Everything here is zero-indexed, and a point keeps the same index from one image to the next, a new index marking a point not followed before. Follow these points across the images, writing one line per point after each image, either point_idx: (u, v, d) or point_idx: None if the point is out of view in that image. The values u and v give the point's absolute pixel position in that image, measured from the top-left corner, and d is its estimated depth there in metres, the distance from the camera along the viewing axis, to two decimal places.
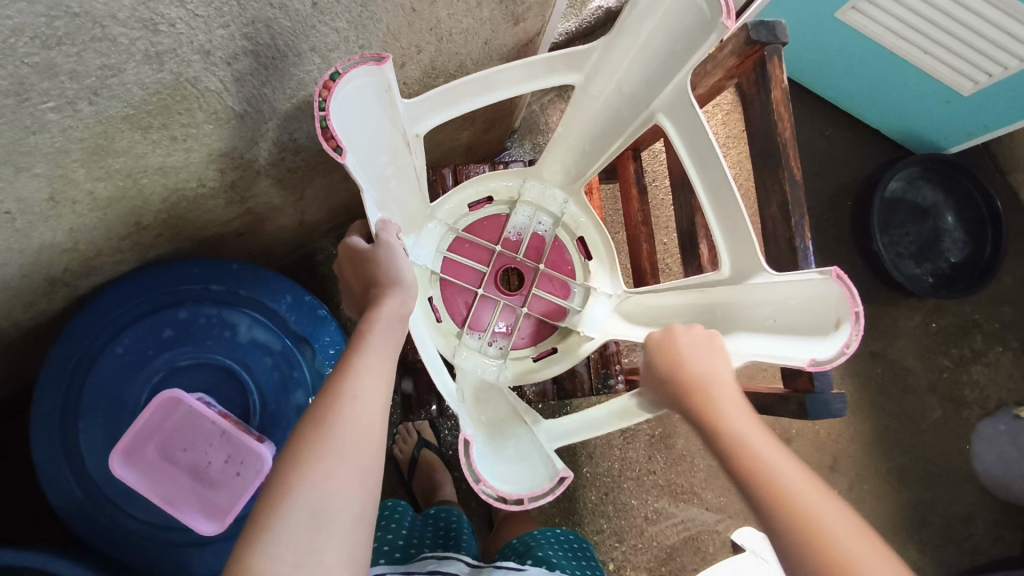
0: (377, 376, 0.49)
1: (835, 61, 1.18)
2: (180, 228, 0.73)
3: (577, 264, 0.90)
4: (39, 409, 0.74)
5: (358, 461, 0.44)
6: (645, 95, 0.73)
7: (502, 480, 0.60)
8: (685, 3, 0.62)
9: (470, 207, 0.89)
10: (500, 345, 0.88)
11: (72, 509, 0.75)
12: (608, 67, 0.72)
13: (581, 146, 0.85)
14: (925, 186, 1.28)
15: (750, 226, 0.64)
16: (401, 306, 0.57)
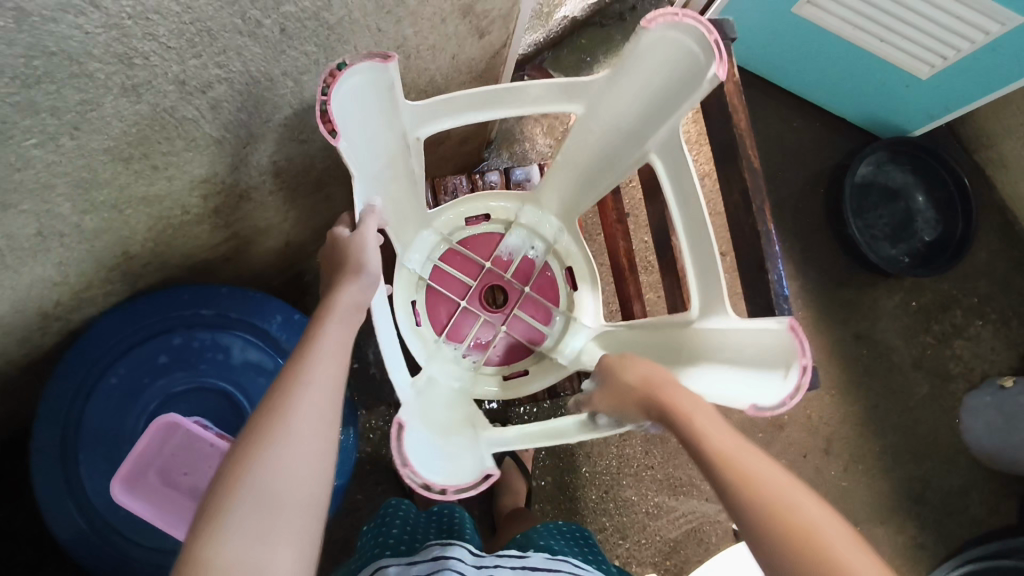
0: (336, 356, 0.52)
1: (798, 54, 1.22)
2: (167, 256, 0.74)
3: (564, 296, 0.92)
4: (38, 443, 0.76)
5: (312, 438, 0.46)
6: (641, 131, 0.76)
7: (433, 471, 0.62)
8: (682, 49, 0.65)
9: (464, 221, 0.91)
10: (475, 359, 0.89)
11: (77, 540, 0.76)
12: (607, 101, 0.74)
13: (575, 173, 0.87)
14: (893, 169, 1.31)
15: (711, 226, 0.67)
16: (362, 293, 0.59)
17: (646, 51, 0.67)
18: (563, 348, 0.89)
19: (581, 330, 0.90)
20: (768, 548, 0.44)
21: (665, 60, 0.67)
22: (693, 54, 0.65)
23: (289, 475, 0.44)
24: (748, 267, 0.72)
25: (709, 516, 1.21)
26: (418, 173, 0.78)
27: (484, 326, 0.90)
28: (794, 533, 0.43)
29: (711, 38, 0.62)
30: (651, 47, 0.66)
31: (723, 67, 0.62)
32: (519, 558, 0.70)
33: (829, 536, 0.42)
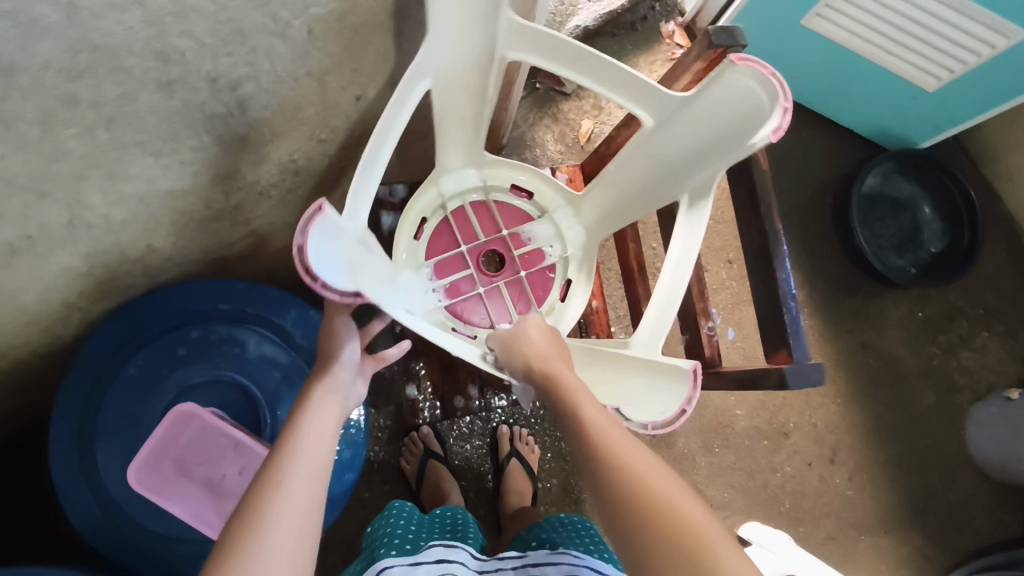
0: (319, 449, 0.55)
1: (805, 65, 1.23)
2: (188, 251, 0.76)
3: (549, 303, 0.84)
4: (55, 432, 0.77)
5: (290, 530, 0.48)
6: (685, 169, 0.69)
7: (324, 265, 0.51)
8: (747, 95, 0.59)
9: (510, 184, 0.86)
10: (438, 300, 0.81)
11: (92, 528, 0.77)
12: (669, 127, 0.68)
13: (608, 186, 0.82)
14: (901, 180, 1.33)
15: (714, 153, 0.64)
16: (342, 381, 0.62)
17: (719, 89, 0.61)
18: None
19: None
20: (624, 510, 0.46)
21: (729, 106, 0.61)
22: (758, 113, 0.59)
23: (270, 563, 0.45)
24: (754, 263, 0.71)
25: None
26: (490, 99, 0.74)
27: (466, 279, 0.83)
28: (652, 500, 0.46)
29: (783, 107, 0.56)
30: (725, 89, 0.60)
31: (775, 137, 0.57)
32: (519, 557, 0.71)
33: (668, 494, 0.46)
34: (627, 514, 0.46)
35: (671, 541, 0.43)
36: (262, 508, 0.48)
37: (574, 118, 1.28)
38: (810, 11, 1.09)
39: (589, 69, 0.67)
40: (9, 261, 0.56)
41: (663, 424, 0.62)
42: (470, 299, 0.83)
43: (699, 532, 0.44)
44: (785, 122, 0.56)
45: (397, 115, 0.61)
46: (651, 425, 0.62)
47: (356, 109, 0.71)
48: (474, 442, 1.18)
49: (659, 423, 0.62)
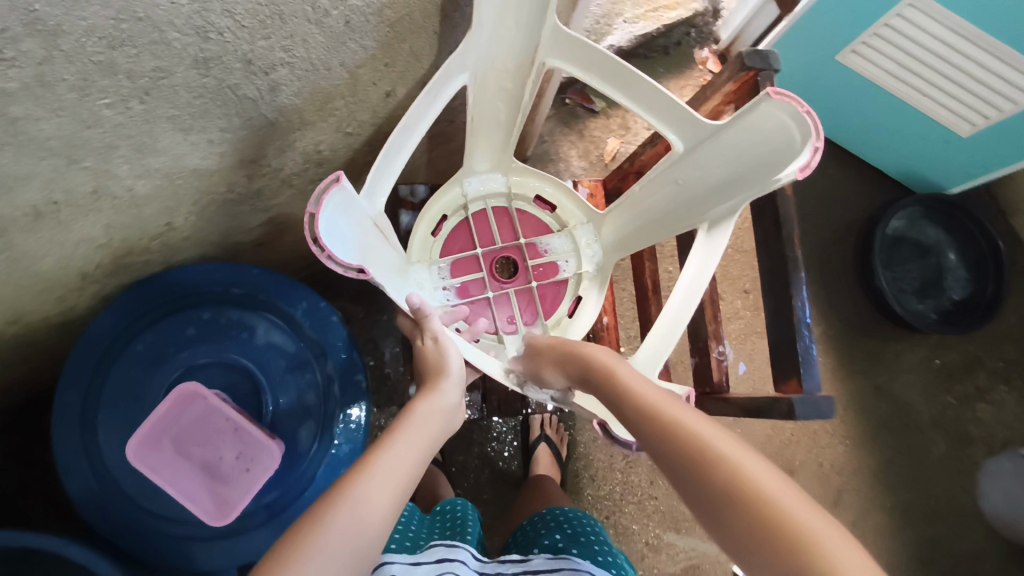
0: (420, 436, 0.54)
1: (838, 101, 1.22)
2: (207, 232, 0.77)
3: (556, 317, 0.84)
4: (60, 400, 0.76)
5: (380, 498, 0.46)
6: (707, 200, 0.66)
7: (334, 238, 0.50)
8: (781, 128, 0.56)
9: (535, 194, 0.86)
10: (447, 298, 0.81)
11: (86, 500, 0.76)
12: (697, 155, 0.65)
13: (627, 210, 0.79)
14: (926, 225, 1.30)
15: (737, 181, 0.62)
16: (450, 399, 0.61)
17: (753, 120, 0.58)
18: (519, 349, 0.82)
19: None
20: (706, 497, 0.39)
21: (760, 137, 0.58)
22: (788, 151, 0.56)
23: (351, 518, 0.43)
24: (773, 292, 0.69)
25: (710, 555, 1.19)
26: (525, 107, 0.75)
27: (477, 281, 0.83)
28: (726, 482, 0.38)
29: (814, 146, 0.53)
30: (760, 123, 0.58)
31: (802, 175, 0.53)
32: (521, 562, 0.71)
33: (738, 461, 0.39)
34: (711, 500, 0.38)
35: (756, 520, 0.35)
36: (363, 474, 0.47)
37: (600, 136, 1.28)
38: (846, 47, 1.09)
39: (627, 85, 0.66)
40: (34, 225, 0.56)
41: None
42: (479, 302, 0.83)
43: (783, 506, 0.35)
44: (815, 161, 0.53)
45: (427, 109, 0.62)
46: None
47: (385, 105, 0.72)
48: (472, 447, 1.16)
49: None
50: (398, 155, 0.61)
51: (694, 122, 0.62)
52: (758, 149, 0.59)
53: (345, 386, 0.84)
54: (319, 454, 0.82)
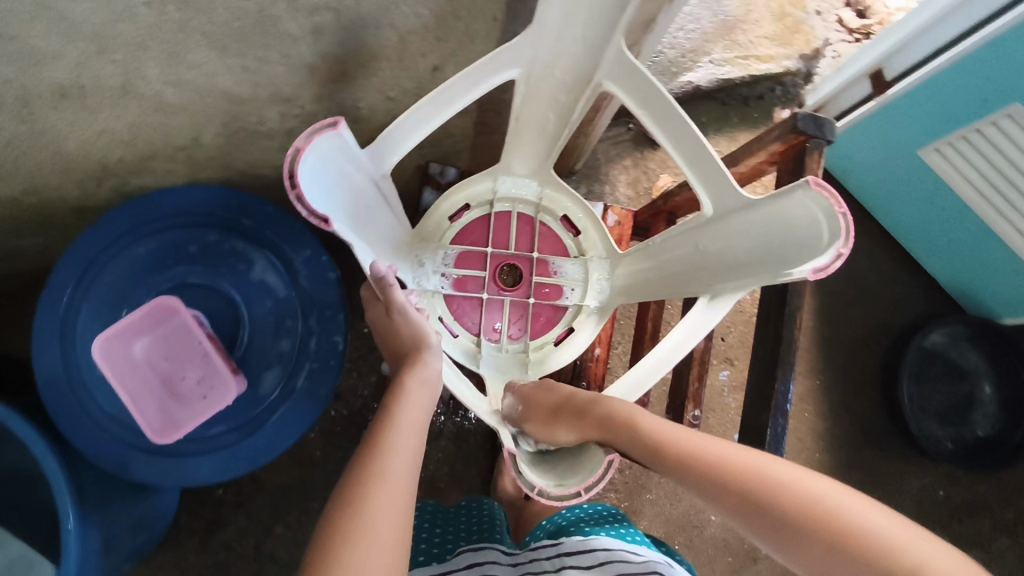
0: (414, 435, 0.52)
1: (908, 200, 1.15)
2: (231, 157, 0.77)
3: (542, 339, 0.82)
4: (53, 278, 0.76)
5: (400, 502, 0.45)
6: (716, 273, 0.60)
7: (309, 179, 0.48)
8: (812, 225, 0.50)
9: (564, 213, 0.83)
10: (440, 286, 0.80)
11: (47, 382, 0.76)
12: (723, 224, 0.59)
13: (644, 255, 0.74)
14: (969, 349, 1.22)
15: (750, 267, 0.56)
16: (435, 371, 0.59)
17: (786, 207, 0.52)
18: (494, 357, 0.80)
19: (518, 364, 0.81)
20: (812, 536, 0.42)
21: (789, 228, 0.52)
22: (811, 248, 0.50)
23: (382, 543, 0.42)
24: (760, 369, 0.63)
25: None
26: (574, 122, 0.69)
27: (477, 279, 0.81)
28: (797, 504, 0.43)
29: (838, 251, 0.47)
30: (792, 211, 0.52)
31: (814, 277, 0.48)
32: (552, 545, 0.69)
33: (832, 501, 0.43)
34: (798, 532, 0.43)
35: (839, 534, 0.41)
36: (376, 476, 0.46)
37: (654, 169, 1.25)
38: (931, 143, 1.03)
39: (670, 127, 0.59)
40: (57, 104, 0.57)
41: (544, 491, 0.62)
42: (471, 299, 0.81)
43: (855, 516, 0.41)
44: (833, 267, 0.47)
45: (462, 95, 0.58)
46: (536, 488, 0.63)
47: (432, 80, 0.71)
48: (439, 441, 1.07)
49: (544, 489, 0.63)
50: (418, 130, 0.58)
51: (728, 188, 0.57)
52: (782, 237, 0.53)
53: (322, 343, 0.83)
54: (278, 401, 0.83)
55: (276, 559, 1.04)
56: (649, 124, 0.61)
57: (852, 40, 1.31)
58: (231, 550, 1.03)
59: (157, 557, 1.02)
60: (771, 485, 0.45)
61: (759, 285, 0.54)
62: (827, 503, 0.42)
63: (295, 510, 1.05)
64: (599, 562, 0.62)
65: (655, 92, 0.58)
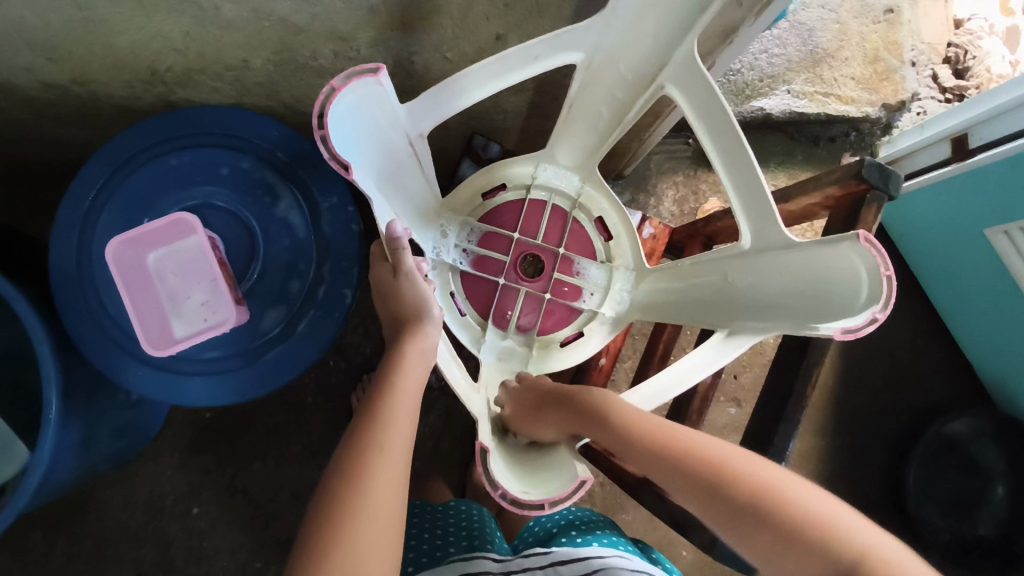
0: (408, 413, 0.49)
1: (962, 277, 1.09)
2: (279, 88, 0.76)
3: (549, 338, 0.79)
4: (85, 171, 0.76)
5: (397, 476, 0.44)
6: (741, 309, 0.57)
7: (337, 122, 0.48)
8: (852, 280, 0.47)
9: (599, 215, 0.81)
10: (458, 261, 0.78)
11: (58, 272, 0.77)
12: (760, 260, 0.55)
13: (672, 275, 0.70)
14: (991, 446, 1.12)
15: (779, 311, 0.52)
16: (433, 344, 0.56)
17: (826, 257, 0.49)
18: (495, 345, 0.78)
19: (518, 358, 0.79)
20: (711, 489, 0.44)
21: (829, 279, 0.49)
22: (848, 305, 0.46)
23: (372, 530, 0.40)
24: (763, 417, 0.59)
25: None
26: (628, 122, 0.66)
27: (497, 262, 0.79)
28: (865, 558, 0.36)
29: (873, 315, 0.44)
30: (836, 265, 0.48)
31: (841, 337, 0.45)
32: (543, 553, 0.64)
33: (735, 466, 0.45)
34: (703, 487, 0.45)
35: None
36: (371, 450, 0.45)
37: (705, 191, 1.20)
38: (999, 224, 0.96)
39: (726, 149, 0.55)
40: None
41: (514, 499, 0.53)
42: (487, 281, 0.79)
43: (818, 513, 0.39)
44: (865, 331, 0.44)
45: (519, 67, 0.55)
46: (500, 492, 0.53)
47: (492, 49, 0.69)
48: (427, 416, 1.05)
49: (513, 496, 0.53)
50: (464, 97, 0.56)
51: (773, 227, 0.53)
52: (820, 290, 0.49)
53: (330, 293, 0.82)
54: (276, 339, 0.82)
55: (247, 493, 1.05)
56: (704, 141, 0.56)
57: (942, 100, 1.24)
58: (207, 474, 1.05)
59: (135, 466, 1.04)
60: (745, 483, 0.43)
61: (781, 333, 0.51)
62: (775, 489, 0.41)
63: (275, 449, 1.06)
64: (594, 571, 0.59)
65: (718, 109, 0.54)
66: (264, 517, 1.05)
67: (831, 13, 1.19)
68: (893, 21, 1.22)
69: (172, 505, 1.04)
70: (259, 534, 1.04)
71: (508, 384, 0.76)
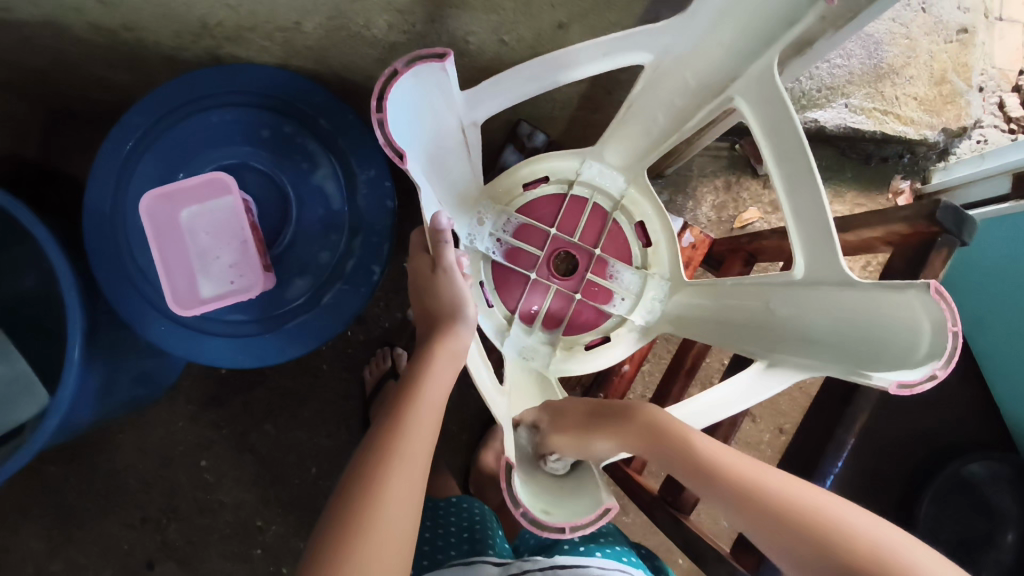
0: (430, 419, 0.48)
1: (1004, 317, 1.05)
2: (328, 54, 0.74)
3: (575, 339, 0.78)
4: (126, 119, 0.75)
5: (415, 483, 0.44)
6: (784, 341, 0.55)
7: (395, 104, 0.47)
8: (911, 329, 0.44)
9: (640, 219, 0.78)
10: (491, 250, 0.76)
11: (92, 218, 0.76)
12: (813, 296, 0.53)
13: (709, 292, 0.68)
14: (1006, 491, 1.11)
15: (829, 349, 0.50)
16: (463, 346, 0.55)
17: (886, 304, 0.46)
18: (518, 340, 0.77)
19: (543, 358, 0.77)
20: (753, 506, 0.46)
21: (885, 325, 0.46)
22: (905, 355, 0.44)
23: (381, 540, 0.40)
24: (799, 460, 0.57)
25: None
26: (685, 130, 0.64)
27: (530, 256, 0.77)
28: (778, 498, 0.45)
29: (933, 371, 0.42)
30: (901, 312, 0.45)
31: (895, 391, 0.43)
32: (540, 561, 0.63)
33: (778, 486, 0.46)
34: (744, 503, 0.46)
35: (818, 540, 0.42)
36: (390, 458, 0.44)
37: (745, 199, 1.16)
38: None
39: (789, 175, 0.51)
40: None
41: (534, 520, 0.52)
42: (518, 274, 0.77)
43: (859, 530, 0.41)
44: (922, 387, 0.42)
45: (584, 64, 0.53)
46: (522, 510, 0.52)
47: (552, 37, 0.66)
48: None
49: (533, 516, 0.52)
50: (521, 89, 0.54)
51: (832, 263, 0.49)
52: (882, 338, 0.46)
53: (358, 268, 0.81)
54: (301, 309, 0.82)
55: (256, 451, 1.06)
56: (769, 165, 0.53)
57: (1005, 130, 1.18)
58: (218, 429, 1.05)
59: (149, 412, 1.05)
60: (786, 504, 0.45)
61: (831, 373, 0.49)
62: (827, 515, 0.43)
63: (287, 412, 1.06)
64: None
65: (790, 131, 0.50)
66: (270, 476, 1.06)
67: (901, 27, 1.12)
68: (966, 42, 1.15)
69: (182, 455, 1.05)
70: (263, 493, 1.05)
71: (533, 386, 0.75)
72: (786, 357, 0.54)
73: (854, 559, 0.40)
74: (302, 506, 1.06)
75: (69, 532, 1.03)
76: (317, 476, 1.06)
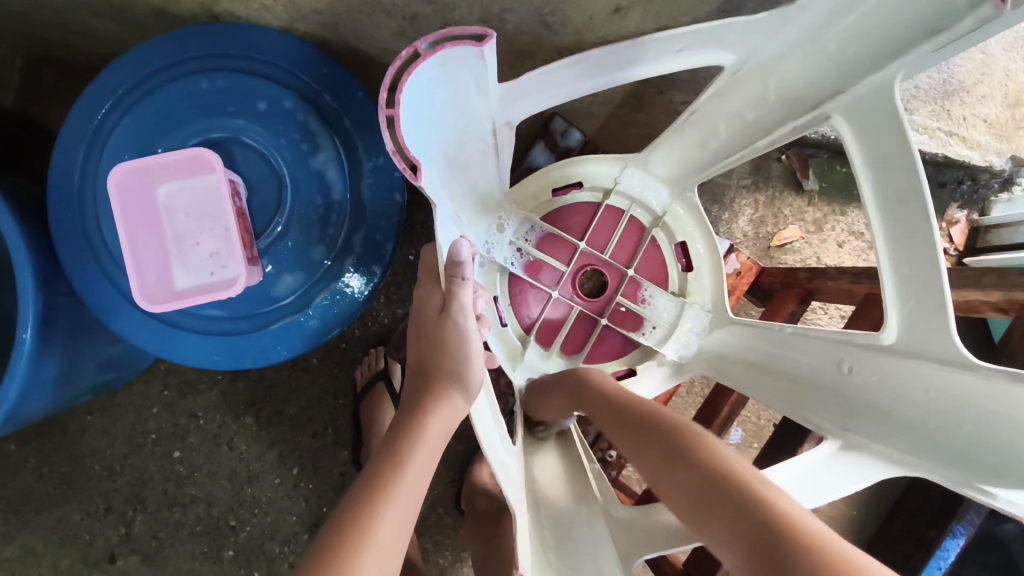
0: (411, 505, 0.42)
1: None
2: (338, 22, 0.63)
3: (595, 369, 0.69)
4: (104, 76, 0.66)
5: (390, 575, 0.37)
6: (865, 414, 0.46)
7: (412, 96, 0.38)
8: None
9: (682, 240, 0.68)
10: (510, 262, 0.66)
11: (60, 186, 0.67)
12: (905, 370, 0.44)
13: (750, 333, 0.59)
14: None
15: (929, 438, 0.42)
16: (457, 412, 0.50)
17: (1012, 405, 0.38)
18: (532, 366, 0.68)
19: None
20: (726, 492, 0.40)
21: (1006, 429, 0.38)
22: None
23: None
24: None
25: None
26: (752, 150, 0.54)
27: (554, 272, 0.67)
28: (721, 468, 0.42)
29: None
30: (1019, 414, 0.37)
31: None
32: None
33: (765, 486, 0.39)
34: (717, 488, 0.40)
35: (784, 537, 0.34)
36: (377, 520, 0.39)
37: (786, 216, 1.02)
38: None
39: (896, 218, 0.43)
40: None
41: None
42: (539, 291, 0.68)
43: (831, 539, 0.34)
44: None
45: (652, 60, 0.46)
46: None
47: (606, 22, 0.56)
48: None
49: None
50: (572, 84, 0.46)
51: (942, 333, 0.41)
52: (992, 440, 0.38)
53: (358, 265, 0.73)
54: (288, 309, 0.73)
55: (233, 447, 0.97)
56: (869, 207, 0.44)
57: None
58: (194, 419, 0.97)
59: (121, 394, 0.96)
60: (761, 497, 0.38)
61: (933, 474, 0.42)
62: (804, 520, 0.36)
63: (270, 406, 0.97)
64: None
65: (905, 165, 0.42)
66: (247, 474, 0.97)
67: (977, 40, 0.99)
68: None
69: (154, 443, 0.96)
70: (238, 493, 0.97)
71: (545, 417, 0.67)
72: (870, 437, 0.46)
73: (783, 541, 0.34)
74: (278, 510, 0.97)
75: (27, 515, 0.95)
76: (297, 479, 0.97)
